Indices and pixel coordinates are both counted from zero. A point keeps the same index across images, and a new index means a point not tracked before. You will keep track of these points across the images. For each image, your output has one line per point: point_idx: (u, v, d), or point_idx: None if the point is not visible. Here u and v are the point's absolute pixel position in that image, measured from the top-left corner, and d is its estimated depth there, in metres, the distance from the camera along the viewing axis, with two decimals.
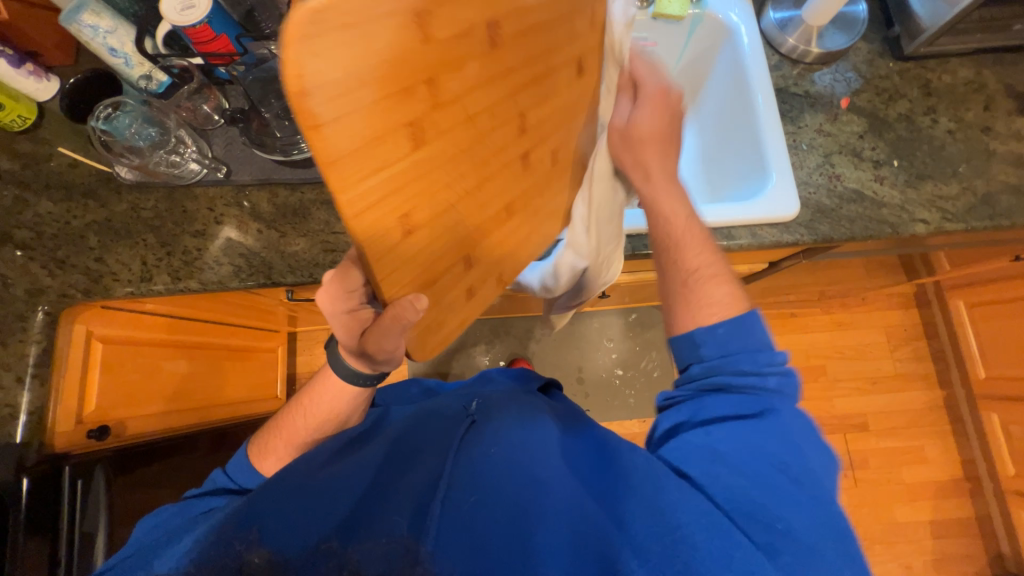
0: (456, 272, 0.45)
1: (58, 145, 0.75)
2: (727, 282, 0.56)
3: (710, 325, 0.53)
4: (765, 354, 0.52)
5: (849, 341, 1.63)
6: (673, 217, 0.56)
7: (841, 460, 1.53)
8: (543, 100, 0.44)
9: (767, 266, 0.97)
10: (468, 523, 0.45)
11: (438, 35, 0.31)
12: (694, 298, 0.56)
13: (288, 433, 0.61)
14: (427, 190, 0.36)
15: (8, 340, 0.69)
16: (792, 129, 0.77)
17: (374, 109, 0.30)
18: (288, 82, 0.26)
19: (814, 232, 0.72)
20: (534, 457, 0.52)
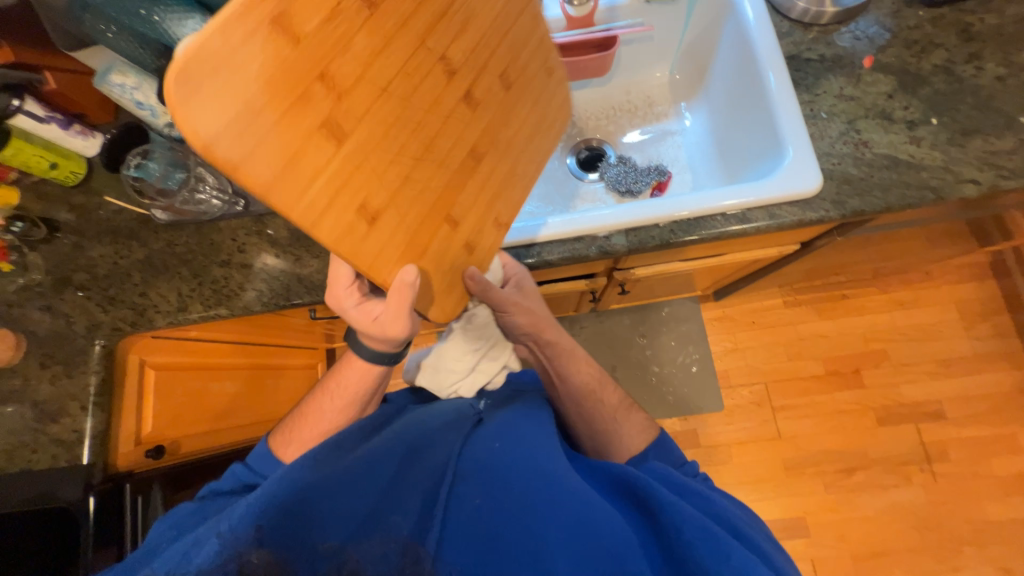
0: (434, 244, 0.46)
1: (105, 195, 0.84)
2: (639, 411, 0.66)
3: (641, 451, 0.60)
4: (690, 468, 0.59)
5: (915, 320, 1.48)
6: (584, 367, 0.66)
7: (915, 453, 1.38)
8: (466, 41, 0.44)
9: (800, 247, 0.90)
10: (471, 525, 0.45)
11: (307, 32, 0.33)
12: (623, 433, 0.62)
13: (313, 419, 0.59)
14: (362, 171, 0.38)
15: (74, 372, 0.77)
16: (808, 98, 0.71)
17: (280, 128, 0.33)
18: (200, 140, 0.30)
19: (843, 207, 0.65)
20: (536, 451, 0.52)
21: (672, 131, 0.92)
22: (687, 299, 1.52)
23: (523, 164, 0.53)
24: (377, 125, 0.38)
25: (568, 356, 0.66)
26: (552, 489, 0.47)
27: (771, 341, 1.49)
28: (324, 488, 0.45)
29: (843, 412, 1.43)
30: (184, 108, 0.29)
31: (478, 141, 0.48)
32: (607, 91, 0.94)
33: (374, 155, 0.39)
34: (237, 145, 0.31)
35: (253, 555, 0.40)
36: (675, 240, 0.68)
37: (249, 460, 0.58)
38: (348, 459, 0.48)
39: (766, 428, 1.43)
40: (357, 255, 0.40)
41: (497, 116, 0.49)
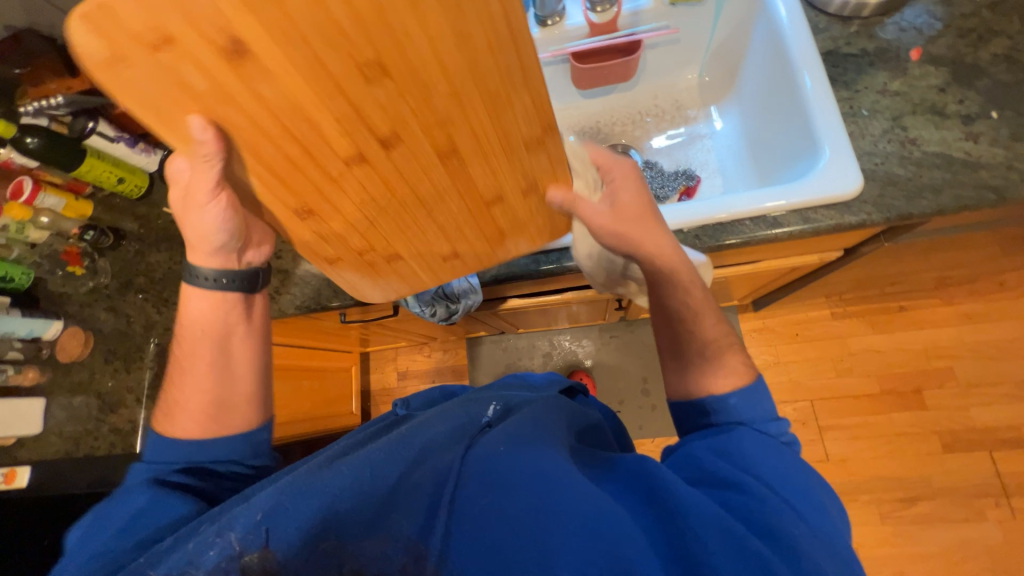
0: (505, 222, 0.53)
1: (163, 206, 0.92)
2: (738, 353, 0.61)
3: (721, 394, 0.57)
4: (773, 426, 0.55)
5: (985, 336, 1.33)
6: (691, 288, 0.61)
7: (987, 484, 1.24)
8: (329, 127, 0.37)
9: (843, 254, 0.84)
10: (479, 522, 0.46)
11: (326, 247, 0.51)
12: (708, 375, 0.60)
13: (188, 380, 0.58)
14: (422, 245, 0.55)
15: (131, 366, 0.85)
16: (847, 95, 0.67)
17: (382, 274, 0.59)
18: (374, 297, 0.65)
19: (886, 209, 0.61)
20: (541, 452, 0.51)
21: (702, 135, 0.90)
22: (723, 309, 1.45)
23: (500, 95, 0.37)
24: (394, 231, 0.51)
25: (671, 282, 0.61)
26: (559, 487, 0.47)
27: (818, 356, 1.39)
28: (324, 491, 0.46)
29: (902, 435, 1.30)
30: (356, 292, 0.63)
31: (434, 142, 0.40)
32: (633, 96, 0.93)
33: (416, 237, 0.53)
34: (383, 290, 0.63)
35: (250, 555, 0.42)
36: (699, 246, 0.66)
37: (149, 454, 0.57)
38: (353, 461, 0.50)
39: (813, 449, 1.33)
40: (472, 269, 0.62)
41: (418, 119, 0.38)
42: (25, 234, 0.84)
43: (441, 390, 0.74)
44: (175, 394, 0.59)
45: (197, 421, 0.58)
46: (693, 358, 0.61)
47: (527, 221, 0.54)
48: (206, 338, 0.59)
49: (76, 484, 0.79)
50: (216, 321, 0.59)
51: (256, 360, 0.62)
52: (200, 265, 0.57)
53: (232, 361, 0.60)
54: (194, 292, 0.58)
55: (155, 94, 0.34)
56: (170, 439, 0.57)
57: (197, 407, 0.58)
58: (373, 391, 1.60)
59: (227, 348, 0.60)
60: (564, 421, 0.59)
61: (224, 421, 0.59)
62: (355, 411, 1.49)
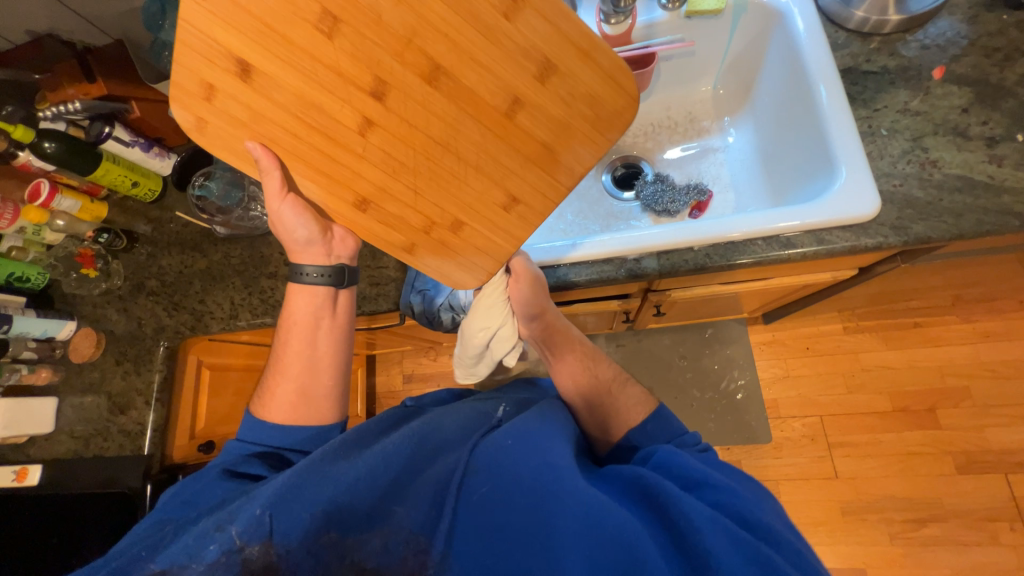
0: (532, 131, 0.48)
1: (175, 210, 0.93)
2: (636, 383, 0.66)
3: (640, 424, 0.60)
4: (689, 439, 0.58)
5: (1005, 356, 1.30)
6: (574, 351, 0.67)
7: (1002, 508, 1.21)
8: (332, 97, 0.46)
9: (857, 273, 0.82)
10: (486, 516, 0.45)
11: (375, 218, 0.55)
12: (619, 410, 0.63)
13: (283, 371, 0.62)
14: (477, 201, 0.53)
15: (141, 368, 0.86)
16: (866, 114, 0.65)
17: (450, 252, 0.57)
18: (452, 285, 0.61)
19: (904, 233, 0.59)
20: (550, 447, 0.50)
21: (715, 148, 0.88)
22: (733, 321, 1.43)
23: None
24: (438, 182, 0.52)
25: (563, 339, 0.68)
26: (565, 487, 0.45)
27: (829, 371, 1.37)
28: (326, 484, 0.46)
29: (915, 454, 1.28)
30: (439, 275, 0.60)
31: (419, 73, 0.45)
32: (646, 107, 0.91)
33: (465, 189, 0.52)
34: (461, 275, 0.60)
35: (250, 548, 0.41)
36: (710, 265, 0.65)
37: (242, 434, 0.61)
38: (364, 456, 0.50)
39: (821, 466, 1.31)
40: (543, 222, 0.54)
41: (390, 53, 0.44)
42: (41, 236, 0.87)
43: (453, 393, 0.73)
44: (270, 382, 0.63)
45: (287, 410, 0.61)
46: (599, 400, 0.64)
47: (564, 116, 0.46)
48: (300, 331, 0.62)
49: (85, 483, 0.81)
50: (308, 316, 0.62)
51: (338, 357, 0.63)
52: (302, 264, 0.61)
53: (320, 354, 0.62)
54: (299, 288, 0.63)
55: (228, 135, 0.49)
56: (261, 423, 0.60)
57: (286, 395, 0.61)
58: (379, 394, 1.61)
59: (313, 340, 0.63)
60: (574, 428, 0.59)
61: (310, 411, 0.62)
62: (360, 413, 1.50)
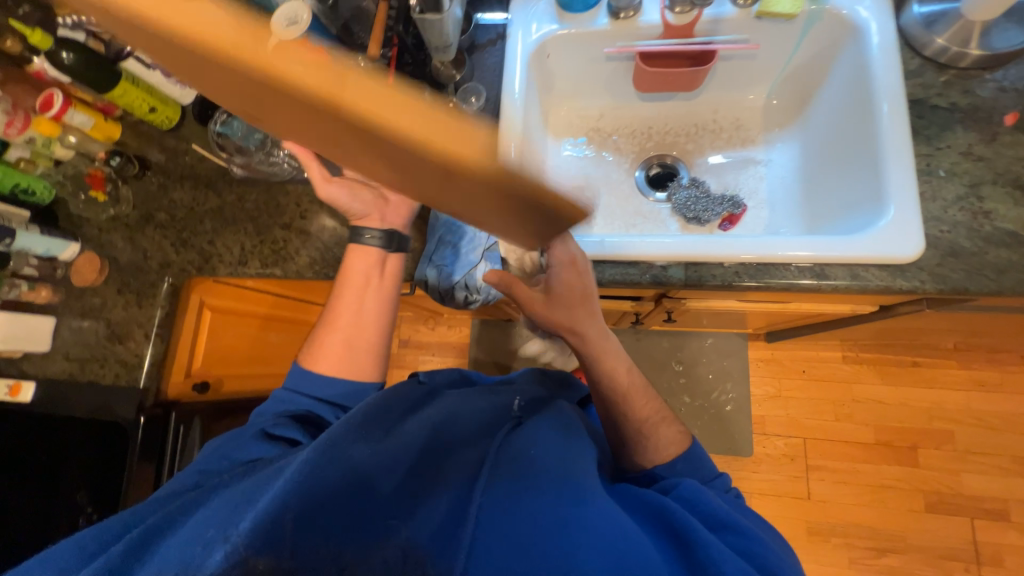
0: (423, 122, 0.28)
1: (192, 143, 0.89)
2: (675, 424, 0.63)
3: (670, 460, 0.59)
4: (716, 483, 0.59)
5: (994, 407, 1.31)
6: (615, 371, 0.63)
7: (961, 551, 1.25)
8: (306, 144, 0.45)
9: (877, 311, 0.80)
10: (509, 526, 0.45)
11: None
12: (649, 447, 0.61)
13: (334, 323, 0.64)
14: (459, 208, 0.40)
15: (143, 301, 0.84)
16: (926, 151, 0.62)
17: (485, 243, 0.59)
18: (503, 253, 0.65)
19: (941, 281, 0.58)
20: (573, 462, 0.50)
21: (757, 161, 0.84)
22: (735, 334, 1.43)
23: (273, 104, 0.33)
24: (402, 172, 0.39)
25: (611, 357, 0.63)
26: (587, 505, 0.46)
27: (820, 396, 1.38)
28: (335, 493, 0.43)
29: (887, 488, 1.30)
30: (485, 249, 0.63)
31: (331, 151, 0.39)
32: (692, 107, 0.88)
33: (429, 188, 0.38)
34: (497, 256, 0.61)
35: (255, 562, 0.39)
36: (738, 283, 0.63)
37: (290, 383, 0.63)
38: (385, 445, 0.47)
39: (795, 485, 1.34)
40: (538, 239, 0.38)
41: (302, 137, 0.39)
42: (50, 150, 0.84)
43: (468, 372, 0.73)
44: (317, 332, 0.66)
45: (334, 360, 0.63)
46: (632, 431, 0.62)
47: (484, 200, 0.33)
48: (353, 286, 0.65)
49: (78, 407, 0.81)
50: (363, 273, 0.65)
51: (385, 315, 0.65)
52: (365, 225, 0.65)
53: (368, 311, 0.64)
54: (358, 247, 0.65)
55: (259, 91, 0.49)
56: (307, 372, 0.63)
57: (333, 347, 0.64)
58: None
59: (362, 298, 0.65)
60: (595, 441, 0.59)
61: (352, 363, 0.64)
62: None
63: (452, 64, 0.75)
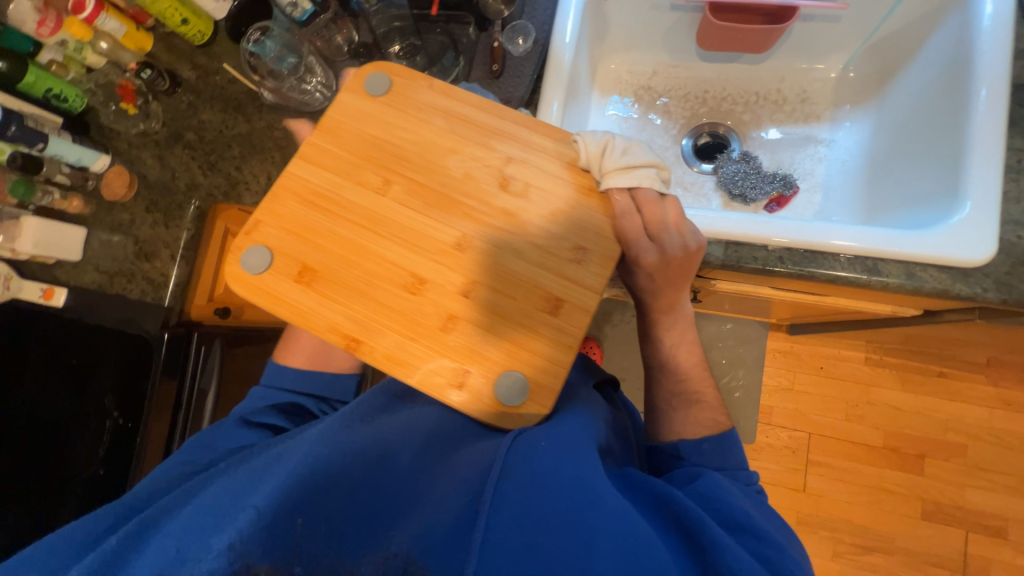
0: (342, 322, 0.48)
1: (224, 62, 0.86)
2: (712, 410, 0.62)
3: (696, 438, 0.59)
4: (743, 474, 0.57)
5: (1013, 426, 1.27)
6: (675, 341, 0.63)
7: (949, 559, 1.25)
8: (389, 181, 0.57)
9: (919, 314, 0.76)
10: (521, 523, 0.41)
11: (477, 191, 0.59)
12: (675, 419, 0.62)
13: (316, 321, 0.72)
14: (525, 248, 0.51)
15: (169, 221, 0.85)
16: (1021, 144, 0.56)
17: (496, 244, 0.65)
18: None
19: (1008, 290, 0.53)
20: (586, 455, 0.47)
21: (819, 140, 0.77)
22: (755, 322, 1.40)
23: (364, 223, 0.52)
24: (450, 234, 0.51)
25: (671, 327, 0.63)
26: (603, 502, 0.43)
27: (834, 395, 1.36)
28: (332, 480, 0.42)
29: (886, 491, 1.30)
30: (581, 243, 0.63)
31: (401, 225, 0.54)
32: (756, 72, 0.81)
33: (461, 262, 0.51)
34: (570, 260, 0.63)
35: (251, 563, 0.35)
36: (781, 269, 0.59)
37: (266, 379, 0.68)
38: (382, 429, 0.48)
39: (792, 476, 1.34)
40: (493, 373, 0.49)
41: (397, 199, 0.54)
42: (83, 56, 0.82)
43: None
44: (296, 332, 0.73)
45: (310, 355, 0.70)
46: (664, 399, 0.64)
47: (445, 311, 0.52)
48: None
49: (106, 317, 0.84)
50: None
51: None
52: None
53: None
54: None
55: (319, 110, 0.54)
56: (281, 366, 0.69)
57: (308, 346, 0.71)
58: None
59: None
60: (603, 426, 0.56)
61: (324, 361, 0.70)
62: None
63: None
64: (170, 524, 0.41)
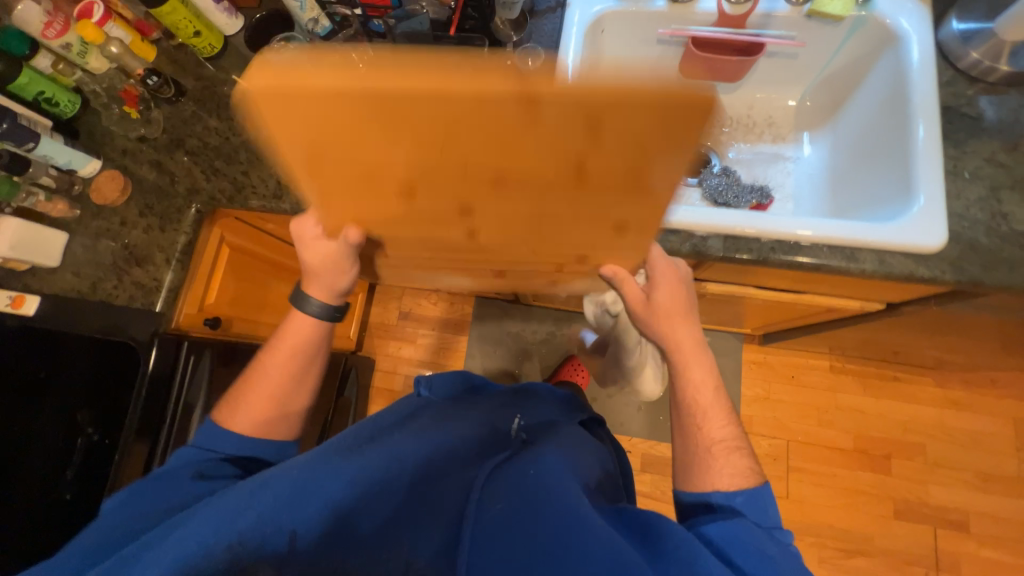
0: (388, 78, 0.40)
1: (232, 74, 0.88)
2: (743, 454, 0.64)
3: (728, 492, 0.60)
4: (778, 535, 0.58)
5: (963, 425, 1.38)
6: (700, 383, 0.67)
7: (922, 555, 1.31)
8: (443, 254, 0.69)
9: (883, 308, 0.85)
10: (498, 531, 0.51)
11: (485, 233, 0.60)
12: (710, 470, 0.63)
13: (257, 392, 0.72)
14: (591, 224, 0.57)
15: (166, 225, 0.82)
16: (953, 154, 0.67)
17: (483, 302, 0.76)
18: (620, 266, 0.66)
19: (960, 272, 0.62)
20: (563, 478, 0.58)
21: (786, 157, 0.88)
22: (731, 335, 1.49)
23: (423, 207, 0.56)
24: (524, 206, 0.54)
25: (700, 378, 0.67)
26: (586, 517, 0.51)
27: (806, 402, 1.44)
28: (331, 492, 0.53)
29: (860, 493, 1.37)
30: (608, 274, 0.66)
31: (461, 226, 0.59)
32: (729, 100, 0.92)
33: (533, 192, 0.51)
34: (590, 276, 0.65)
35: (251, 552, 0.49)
36: (773, 258, 0.66)
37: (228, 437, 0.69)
38: (380, 454, 0.59)
39: (776, 484, 1.39)
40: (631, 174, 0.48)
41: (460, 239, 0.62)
42: (85, 61, 0.82)
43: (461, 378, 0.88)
44: (243, 397, 0.73)
45: (255, 422, 0.71)
46: (699, 449, 0.65)
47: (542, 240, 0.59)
48: (282, 357, 0.72)
49: (85, 324, 0.78)
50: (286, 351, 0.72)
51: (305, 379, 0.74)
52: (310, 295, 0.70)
53: (281, 377, 0.72)
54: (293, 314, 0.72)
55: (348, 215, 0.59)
56: (226, 430, 0.69)
57: (256, 408, 0.71)
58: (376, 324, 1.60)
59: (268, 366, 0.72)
60: (591, 466, 0.67)
61: (276, 426, 0.72)
62: (351, 335, 1.56)
63: (512, 24, 0.79)
64: (190, 525, 0.51)
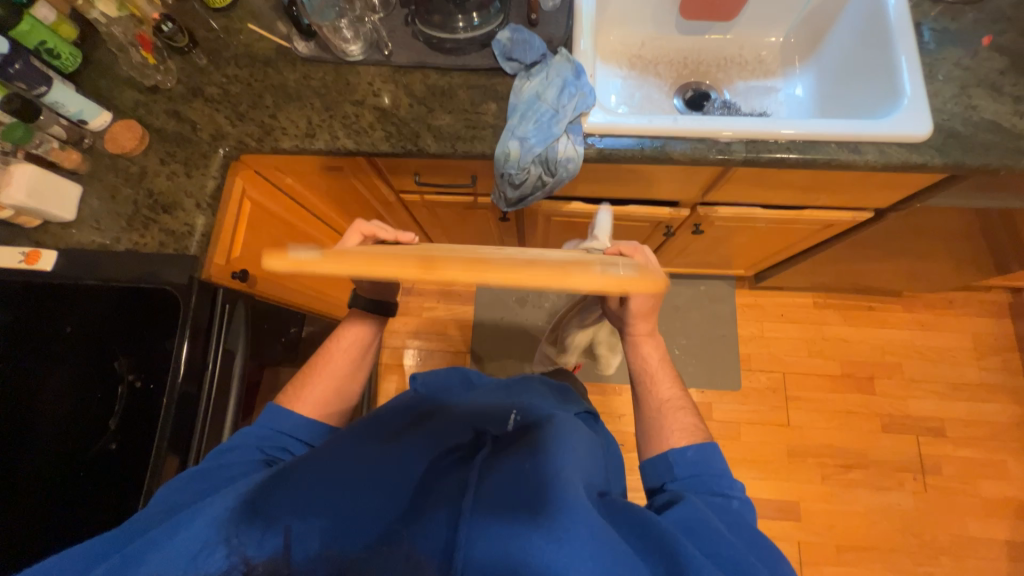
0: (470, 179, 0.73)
1: (246, 22, 0.88)
2: (689, 414, 0.70)
3: (681, 448, 0.64)
4: (727, 482, 0.60)
5: (931, 342, 1.54)
6: (650, 359, 0.75)
7: (909, 461, 1.44)
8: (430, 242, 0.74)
9: (873, 217, 0.96)
10: (494, 530, 0.50)
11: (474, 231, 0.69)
12: (662, 427, 0.69)
13: (324, 374, 0.74)
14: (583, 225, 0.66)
15: (193, 171, 0.80)
16: (928, 61, 0.78)
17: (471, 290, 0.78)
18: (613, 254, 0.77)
19: (946, 155, 0.72)
20: (555, 465, 0.56)
21: (777, 89, 0.98)
22: (723, 281, 1.60)
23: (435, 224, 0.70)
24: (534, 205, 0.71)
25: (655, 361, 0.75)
26: (574, 512, 0.49)
27: (796, 336, 1.56)
28: (330, 495, 0.53)
29: (851, 413, 1.49)
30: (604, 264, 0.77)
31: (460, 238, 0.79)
32: (723, 41, 1.01)
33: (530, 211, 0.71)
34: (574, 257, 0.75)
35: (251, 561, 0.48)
36: (790, 158, 0.74)
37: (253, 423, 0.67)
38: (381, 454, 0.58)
39: (776, 414, 1.49)
40: None
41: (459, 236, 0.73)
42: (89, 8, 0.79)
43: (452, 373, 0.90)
44: (304, 380, 0.74)
45: (314, 405, 0.71)
46: (652, 411, 0.71)
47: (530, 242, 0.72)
48: (345, 352, 0.76)
49: (117, 272, 0.75)
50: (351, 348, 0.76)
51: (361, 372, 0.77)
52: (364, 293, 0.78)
53: (347, 364, 0.75)
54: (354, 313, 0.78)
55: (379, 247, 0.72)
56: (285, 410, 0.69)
57: (316, 396, 0.72)
58: None
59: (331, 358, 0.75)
60: (585, 441, 0.64)
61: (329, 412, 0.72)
62: None
63: None
64: (186, 529, 0.50)
